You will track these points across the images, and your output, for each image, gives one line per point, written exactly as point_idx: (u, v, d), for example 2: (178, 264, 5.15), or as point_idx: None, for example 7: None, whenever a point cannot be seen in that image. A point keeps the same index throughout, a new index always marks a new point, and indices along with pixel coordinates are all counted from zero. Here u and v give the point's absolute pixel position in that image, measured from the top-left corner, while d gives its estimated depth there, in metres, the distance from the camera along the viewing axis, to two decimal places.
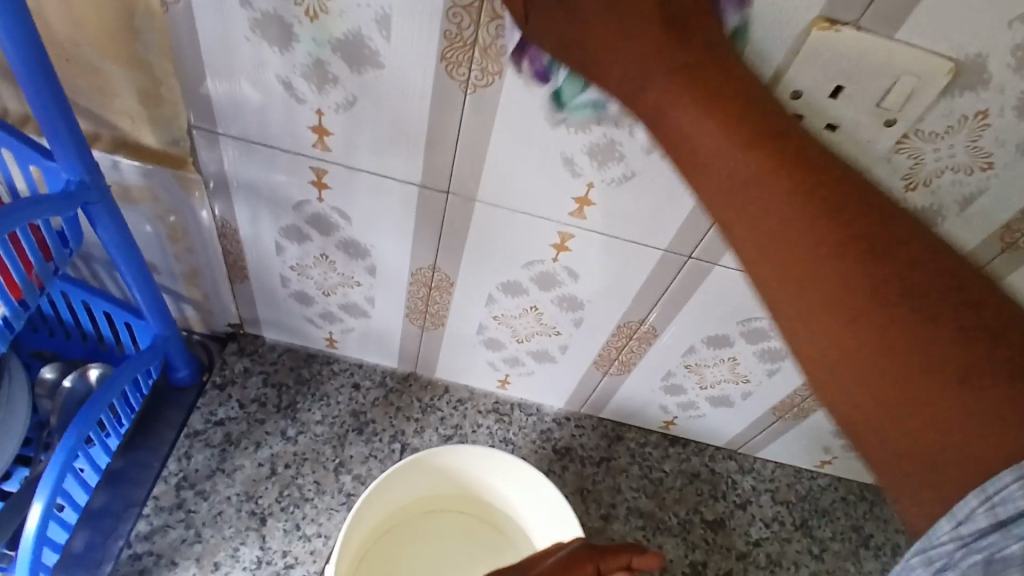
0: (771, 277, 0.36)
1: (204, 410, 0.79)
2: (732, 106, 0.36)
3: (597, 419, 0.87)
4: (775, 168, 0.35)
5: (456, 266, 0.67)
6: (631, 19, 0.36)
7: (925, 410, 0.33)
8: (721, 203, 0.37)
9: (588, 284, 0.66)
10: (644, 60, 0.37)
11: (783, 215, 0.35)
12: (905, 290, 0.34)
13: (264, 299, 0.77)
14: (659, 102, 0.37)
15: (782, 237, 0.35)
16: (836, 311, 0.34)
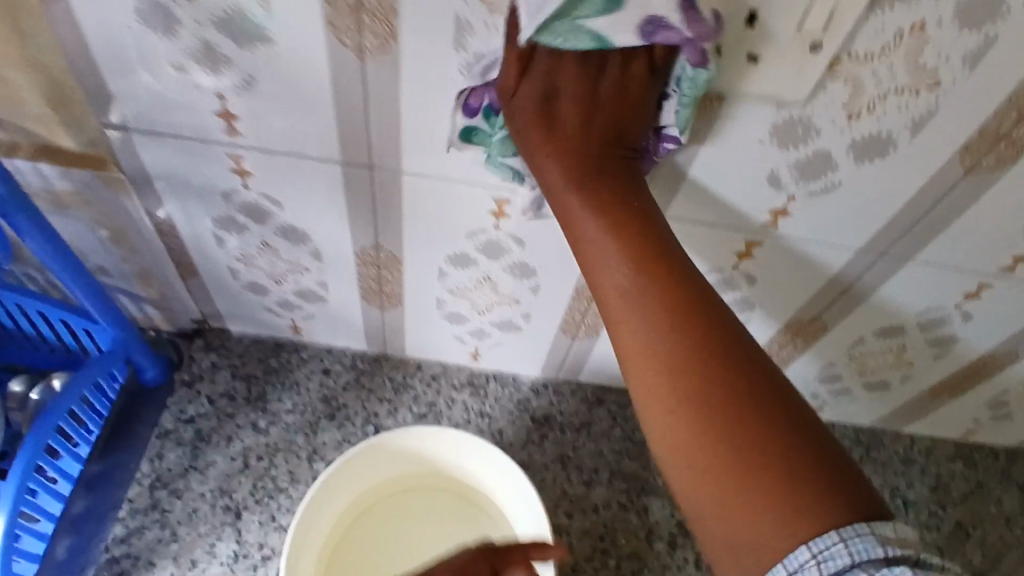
0: (642, 381, 0.40)
1: (174, 409, 0.79)
2: (629, 212, 0.43)
3: (576, 384, 0.86)
4: (652, 277, 0.41)
5: (399, 242, 0.64)
6: (567, 121, 0.44)
7: (742, 498, 0.36)
8: (608, 308, 0.42)
9: (536, 250, 0.63)
10: (566, 164, 0.44)
11: (651, 321, 0.40)
12: (750, 418, 0.37)
13: (219, 292, 0.76)
14: (572, 208, 0.43)
15: (648, 341, 0.40)
16: (688, 421, 0.38)
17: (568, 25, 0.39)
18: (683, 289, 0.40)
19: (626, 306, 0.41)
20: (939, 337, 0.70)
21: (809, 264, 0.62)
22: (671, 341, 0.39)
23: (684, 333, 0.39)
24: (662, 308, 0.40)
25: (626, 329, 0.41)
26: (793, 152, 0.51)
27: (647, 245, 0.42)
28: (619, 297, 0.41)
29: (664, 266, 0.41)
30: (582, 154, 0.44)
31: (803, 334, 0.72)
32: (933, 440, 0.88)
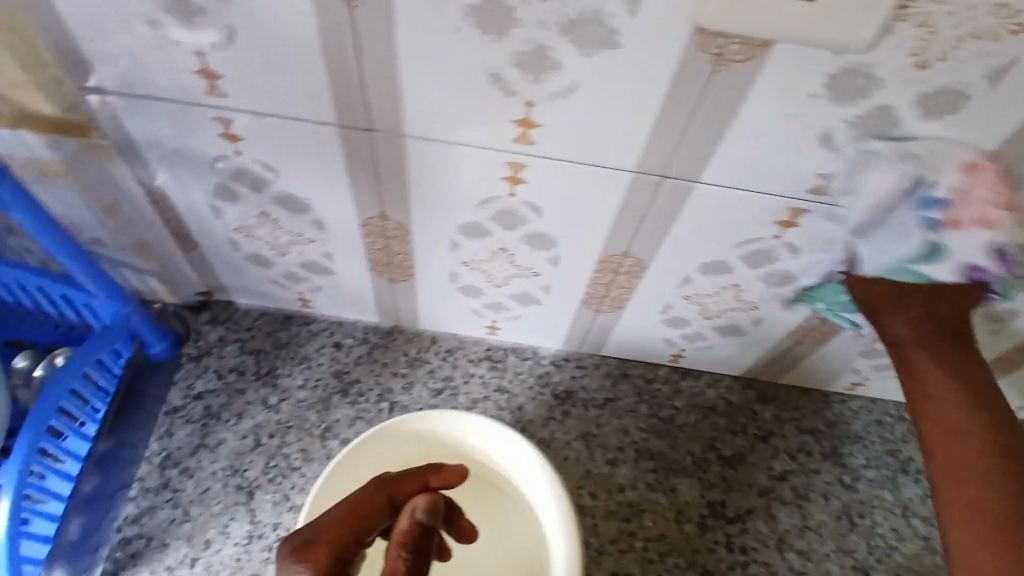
0: (947, 480, 0.55)
1: (183, 385, 0.76)
2: (960, 368, 0.57)
3: (599, 357, 0.81)
4: (984, 422, 0.55)
5: (406, 212, 0.59)
6: (913, 307, 0.57)
7: (995, 556, 0.51)
8: (919, 411, 0.58)
9: (554, 219, 0.58)
10: (914, 327, 0.57)
11: (959, 429, 0.55)
12: (1009, 507, 0.52)
13: (221, 262, 0.73)
14: (914, 360, 0.58)
15: (951, 437, 0.56)
16: (977, 513, 0.53)
17: (904, 269, 0.53)
18: (977, 414, 0.56)
19: (947, 427, 0.56)
20: (999, 313, 0.63)
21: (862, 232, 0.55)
22: (980, 445, 0.55)
23: (979, 450, 0.54)
24: (970, 425, 0.55)
25: (936, 438, 0.57)
26: (849, 107, 0.44)
27: (970, 394, 0.56)
28: (953, 421, 0.56)
29: (962, 405, 0.56)
30: (926, 336, 0.57)
31: None
32: None
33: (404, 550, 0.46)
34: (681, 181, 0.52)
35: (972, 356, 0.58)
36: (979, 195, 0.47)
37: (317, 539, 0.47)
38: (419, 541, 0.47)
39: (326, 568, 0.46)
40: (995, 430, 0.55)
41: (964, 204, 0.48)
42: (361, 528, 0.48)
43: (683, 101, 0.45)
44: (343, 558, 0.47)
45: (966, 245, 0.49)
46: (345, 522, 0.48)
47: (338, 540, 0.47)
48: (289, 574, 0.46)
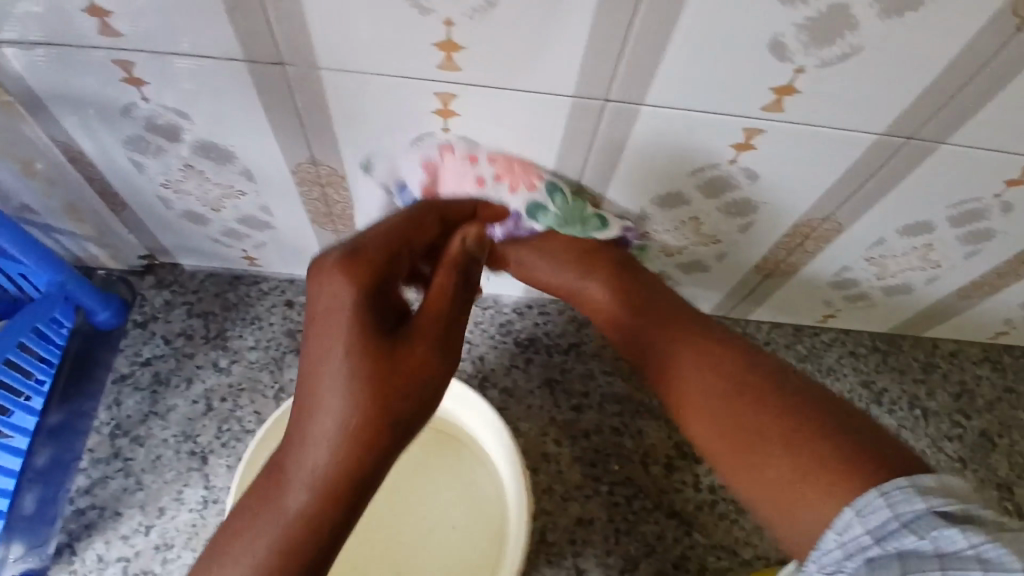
0: (697, 404, 0.51)
1: (129, 351, 0.73)
2: (673, 325, 0.55)
3: (563, 303, 0.78)
4: (689, 345, 0.53)
5: (338, 155, 0.55)
6: (592, 291, 0.59)
7: (801, 483, 0.43)
8: (660, 362, 0.54)
9: (497, 155, 0.54)
10: (658, 324, 0.55)
11: (710, 385, 0.50)
12: (815, 430, 0.45)
13: (156, 223, 0.68)
14: (627, 332, 0.57)
15: (699, 387, 0.51)
16: (760, 433, 0.46)
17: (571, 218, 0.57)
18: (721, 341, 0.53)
19: (678, 395, 0.52)
20: (973, 232, 0.62)
21: (814, 154, 0.53)
22: (719, 396, 0.50)
23: (731, 375, 0.50)
24: (718, 361, 0.51)
25: (695, 394, 0.51)
26: (800, 9, 0.40)
27: (700, 338, 0.53)
28: (687, 381, 0.52)
29: (710, 351, 0.52)
30: (679, 317, 0.55)
31: (814, 237, 0.64)
32: (958, 345, 0.83)
33: (454, 271, 0.49)
34: (624, 104, 0.48)
35: (685, 322, 0.55)
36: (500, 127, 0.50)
37: (368, 249, 0.45)
38: (468, 262, 0.50)
39: (374, 280, 0.44)
40: (734, 352, 0.52)
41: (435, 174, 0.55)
42: (407, 236, 0.49)
43: (620, 10, 0.41)
44: (385, 283, 0.45)
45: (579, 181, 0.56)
46: (389, 242, 0.47)
47: (380, 257, 0.46)
48: (328, 288, 0.43)
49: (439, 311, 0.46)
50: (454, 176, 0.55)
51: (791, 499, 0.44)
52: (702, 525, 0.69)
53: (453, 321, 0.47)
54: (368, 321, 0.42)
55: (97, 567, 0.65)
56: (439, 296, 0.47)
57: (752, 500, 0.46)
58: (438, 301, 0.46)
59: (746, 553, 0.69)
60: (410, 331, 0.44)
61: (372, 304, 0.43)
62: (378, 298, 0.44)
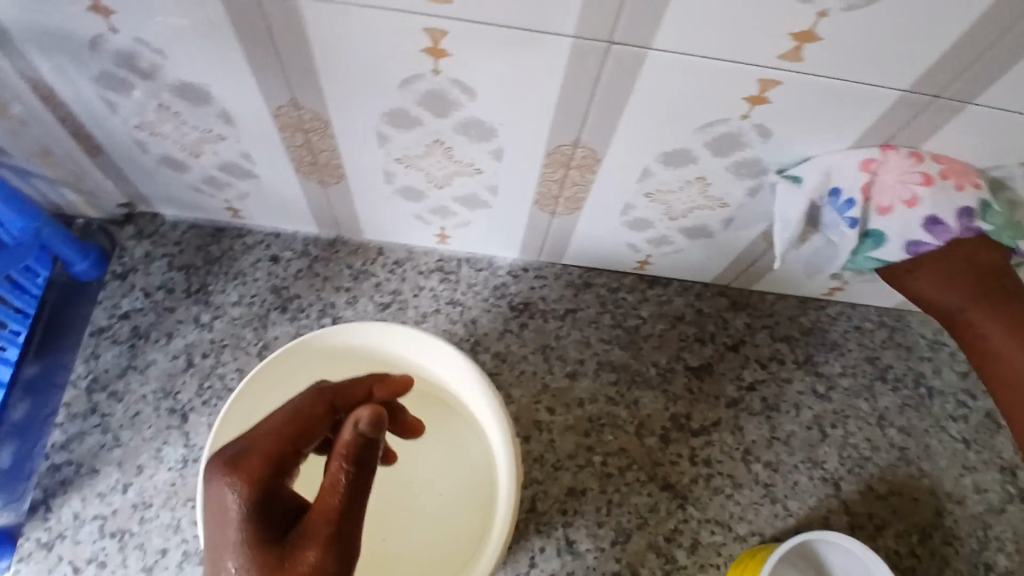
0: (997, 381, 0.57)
1: (107, 304, 0.70)
2: (1017, 323, 0.55)
3: (560, 267, 0.76)
4: (990, 311, 0.56)
5: (321, 100, 0.52)
6: (1005, 306, 0.55)
7: None
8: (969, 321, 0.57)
9: (491, 103, 0.50)
10: (1002, 323, 0.55)
11: (994, 351, 0.56)
12: None
13: (134, 170, 0.65)
14: (991, 349, 0.57)
15: (1009, 375, 0.56)
16: None
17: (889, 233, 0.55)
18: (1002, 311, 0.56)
19: (1007, 381, 0.56)
20: None
21: (835, 110, 0.49)
22: (1004, 374, 0.56)
23: (999, 345, 0.56)
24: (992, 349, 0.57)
25: (1007, 368, 0.56)
26: None
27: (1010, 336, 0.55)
28: (1002, 360, 0.56)
29: (985, 332, 0.56)
30: (1007, 311, 0.55)
31: None
32: None
33: (348, 460, 0.38)
34: (628, 47, 0.44)
35: (991, 302, 0.56)
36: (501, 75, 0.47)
37: (247, 452, 0.39)
38: (363, 450, 0.39)
39: (261, 486, 0.38)
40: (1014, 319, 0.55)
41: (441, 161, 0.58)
42: (296, 438, 0.41)
43: None
44: (279, 484, 0.39)
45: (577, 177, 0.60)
46: (281, 433, 0.41)
47: (269, 455, 0.39)
48: (220, 488, 0.38)
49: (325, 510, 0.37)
50: (893, 188, 0.53)
51: None
52: (695, 498, 0.67)
53: (353, 514, 0.38)
54: (256, 531, 0.37)
55: (74, 524, 0.62)
56: (331, 491, 0.37)
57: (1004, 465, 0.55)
58: (329, 499, 0.37)
59: (741, 529, 0.67)
60: (299, 536, 0.37)
61: (260, 510, 0.38)
62: (267, 502, 0.38)
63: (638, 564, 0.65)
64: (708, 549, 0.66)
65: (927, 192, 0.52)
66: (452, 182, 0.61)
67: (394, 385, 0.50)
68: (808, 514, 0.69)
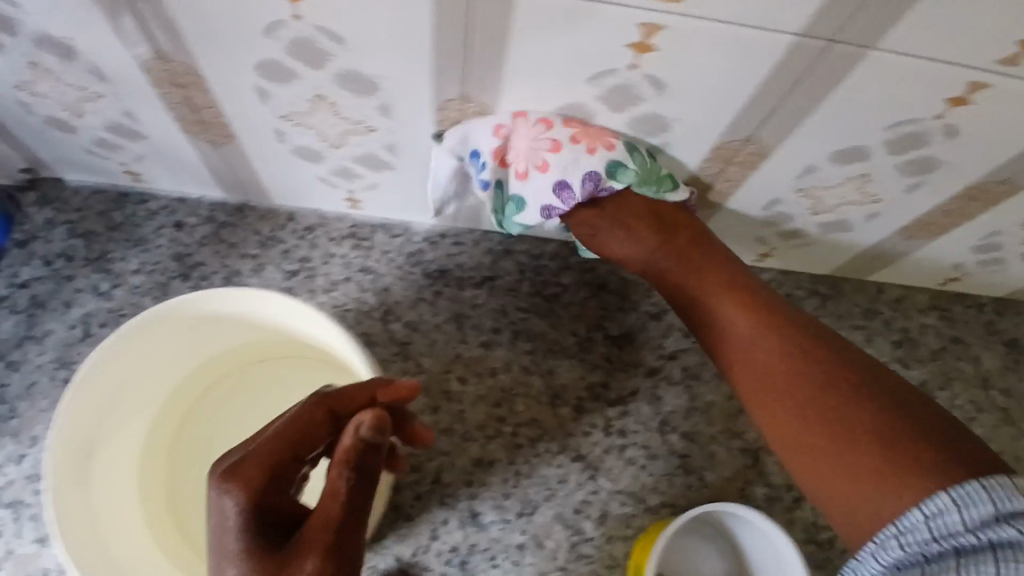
0: (778, 428, 0.53)
1: (7, 272, 0.68)
2: (758, 308, 0.57)
3: (480, 233, 0.73)
4: (782, 338, 0.55)
5: (191, 51, 0.49)
6: (737, 310, 0.57)
7: (874, 493, 0.46)
8: (712, 299, 0.58)
9: (365, 52, 0.48)
10: (755, 324, 0.56)
11: (812, 383, 0.52)
12: (862, 430, 0.49)
13: (25, 133, 0.63)
14: (737, 356, 0.57)
15: (834, 417, 0.50)
16: (815, 416, 0.51)
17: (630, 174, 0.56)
18: (783, 350, 0.55)
19: (839, 434, 0.49)
20: (913, 161, 0.55)
21: (724, 57, 0.46)
22: (841, 432, 0.50)
23: (790, 373, 0.54)
24: (802, 401, 0.52)
25: (796, 437, 0.52)
26: None
27: (827, 394, 0.52)
28: (789, 394, 0.53)
29: (779, 405, 0.53)
30: (782, 343, 0.55)
31: (738, 162, 0.58)
32: (905, 291, 0.78)
33: (347, 466, 0.42)
34: None
35: (793, 343, 0.55)
36: (369, 20, 0.45)
37: (247, 460, 0.43)
38: (365, 457, 0.42)
39: (257, 493, 0.43)
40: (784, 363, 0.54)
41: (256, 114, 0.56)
42: (296, 443, 0.45)
43: None
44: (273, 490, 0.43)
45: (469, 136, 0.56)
46: (281, 438, 0.45)
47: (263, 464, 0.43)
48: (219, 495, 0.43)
49: (325, 517, 0.41)
50: (527, 152, 0.55)
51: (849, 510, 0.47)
52: (608, 469, 0.66)
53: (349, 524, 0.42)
54: (255, 536, 0.42)
55: None
56: (332, 498, 0.41)
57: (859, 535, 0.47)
58: (327, 506, 0.41)
59: (654, 501, 0.65)
60: (300, 544, 0.41)
61: (257, 517, 0.43)
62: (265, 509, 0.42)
63: (543, 536, 0.63)
64: (618, 521, 0.64)
65: (554, 157, 0.54)
66: (346, 141, 0.59)
67: (399, 389, 0.49)
68: (725, 486, 0.67)
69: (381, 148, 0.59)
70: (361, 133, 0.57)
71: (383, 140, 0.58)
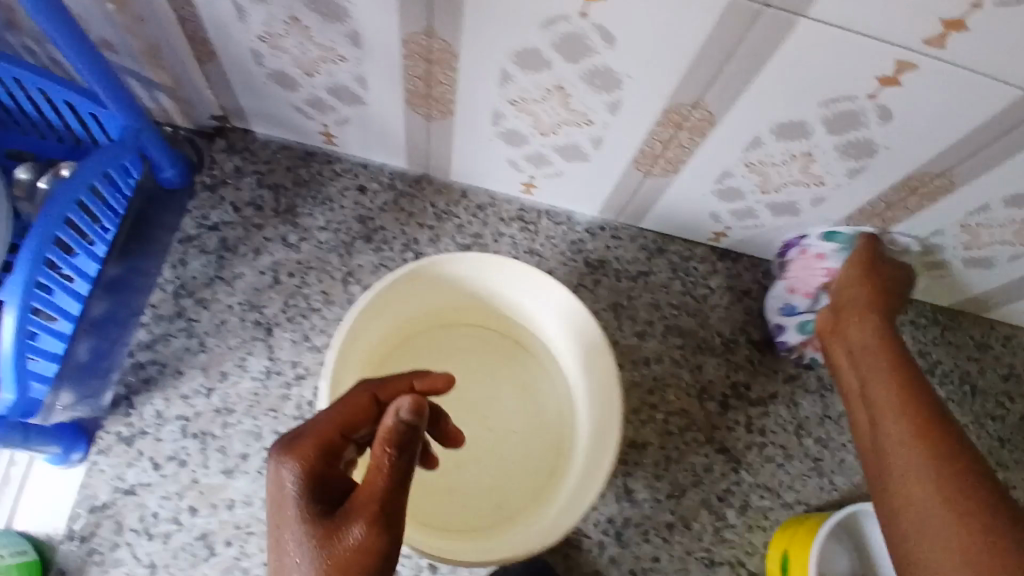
0: (886, 455, 0.52)
1: (196, 214, 0.71)
2: (897, 358, 0.58)
3: (636, 229, 0.77)
4: (901, 371, 0.57)
5: (458, 30, 0.52)
6: (873, 335, 0.60)
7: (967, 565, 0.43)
8: (877, 417, 0.55)
9: (628, 52, 0.51)
10: (891, 368, 0.57)
11: (908, 411, 0.53)
12: (959, 471, 0.48)
13: (241, 84, 0.65)
14: (863, 371, 0.59)
15: (932, 442, 0.50)
16: (930, 472, 0.48)
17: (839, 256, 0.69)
18: (885, 377, 0.56)
19: (959, 490, 0.46)
20: None
21: (964, 98, 0.50)
22: (922, 441, 0.50)
23: (908, 424, 0.52)
24: (932, 462, 0.49)
25: (899, 448, 0.51)
26: None
27: (923, 443, 0.50)
28: (892, 455, 0.51)
29: (888, 448, 0.52)
30: (898, 356, 0.58)
31: (921, 193, 0.61)
32: (1014, 330, 0.83)
33: (390, 444, 0.36)
34: (784, 12, 0.45)
35: (910, 398, 0.54)
36: (648, 25, 0.48)
37: (304, 436, 0.40)
38: (409, 437, 0.36)
39: (315, 469, 0.39)
40: (927, 421, 0.52)
41: (477, 93, 0.59)
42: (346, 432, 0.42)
43: None
44: (330, 466, 0.40)
45: (674, 142, 0.60)
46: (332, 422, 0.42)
47: (320, 438, 0.40)
48: (276, 467, 0.39)
49: (370, 491, 0.36)
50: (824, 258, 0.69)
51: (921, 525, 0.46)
52: (748, 464, 0.71)
53: (399, 494, 0.37)
54: (313, 505, 0.38)
55: (156, 422, 0.64)
56: (376, 472, 0.36)
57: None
58: (372, 480, 0.36)
59: (789, 497, 0.70)
60: (347, 513, 0.36)
61: (317, 486, 0.39)
62: (323, 483, 0.39)
63: (691, 518, 0.68)
64: (757, 511, 0.69)
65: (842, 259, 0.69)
66: (557, 130, 0.62)
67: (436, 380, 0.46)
68: (853, 491, 0.71)
69: (585, 143, 0.63)
70: (575, 125, 0.61)
71: (591, 133, 0.62)
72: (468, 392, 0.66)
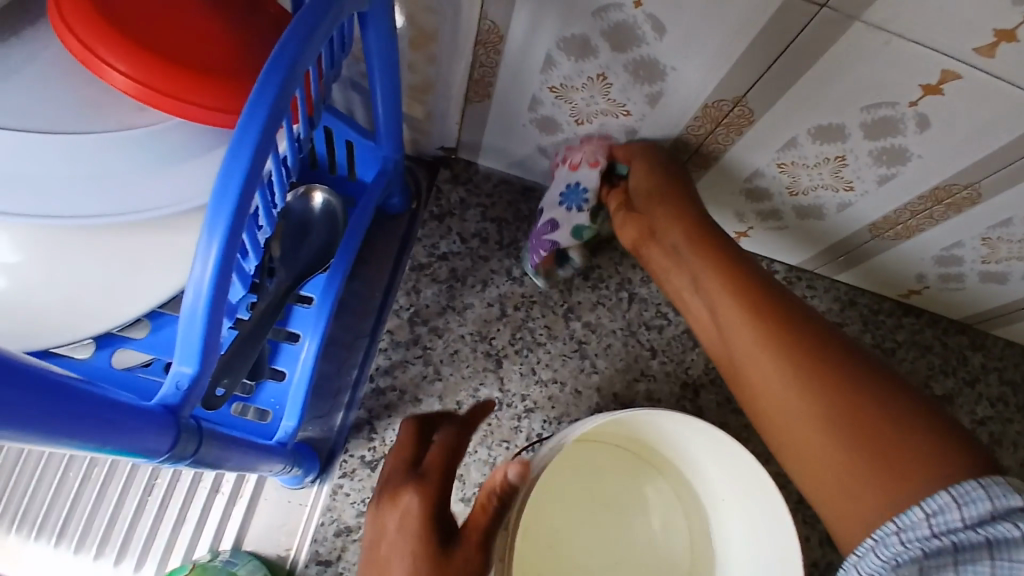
0: (755, 372, 0.54)
1: (426, 243, 0.73)
2: (720, 250, 0.59)
3: (831, 282, 0.81)
4: (726, 271, 0.57)
5: (769, 103, 0.55)
6: (685, 229, 0.60)
7: (852, 474, 0.47)
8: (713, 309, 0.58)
9: (935, 138, 0.54)
10: (719, 270, 0.57)
11: (750, 319, 0.54)
12: (825, 371, 0.51)
13: (498, 122, 0.67)
14: (699, 280, 0.59)
15: (789, 340, 0.52)
16: (799, 384, 0.51)
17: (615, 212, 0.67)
18: (721, 284, 0.57)
19: (829, 386, 0.50)
20: None
21: None
22: (788, 344, 0.52)
23: (774, 330, 0.53)
24: (794, 368, 0.51)
25: (764, 360, 0.53)
26: None
27: (791, 348, 0.52)
28: (761, 367, 0.53)
29: (755, 367, 0.54)
30: (714, 242, 0.59)
31: None
32: None
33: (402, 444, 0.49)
34: None
35: (750, 296, 0.55)
36: (966, 121, 0.51)
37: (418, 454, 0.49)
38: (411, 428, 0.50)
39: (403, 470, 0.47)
40: (787, 321, 0.53)
41: (744, 154, 0.62)
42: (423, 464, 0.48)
43: None
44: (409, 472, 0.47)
45: (917, 214, 0.64)
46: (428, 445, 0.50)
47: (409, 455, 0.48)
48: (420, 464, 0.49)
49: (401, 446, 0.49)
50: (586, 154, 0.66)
51: (814, 449, 0.50)
52: None
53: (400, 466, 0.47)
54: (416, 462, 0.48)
55: None
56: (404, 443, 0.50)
57: (825, 494, 0.50)
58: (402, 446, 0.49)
59: None
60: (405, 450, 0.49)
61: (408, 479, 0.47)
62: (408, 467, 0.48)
63: None
64: None
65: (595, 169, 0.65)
66: (809, 192, 0.65)
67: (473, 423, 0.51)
68: None
69: (829, 207, 0.67)
70: (830, 191, 0.64)
71: (841, 199, 0.65)
72: (601, 501, 0.67)
